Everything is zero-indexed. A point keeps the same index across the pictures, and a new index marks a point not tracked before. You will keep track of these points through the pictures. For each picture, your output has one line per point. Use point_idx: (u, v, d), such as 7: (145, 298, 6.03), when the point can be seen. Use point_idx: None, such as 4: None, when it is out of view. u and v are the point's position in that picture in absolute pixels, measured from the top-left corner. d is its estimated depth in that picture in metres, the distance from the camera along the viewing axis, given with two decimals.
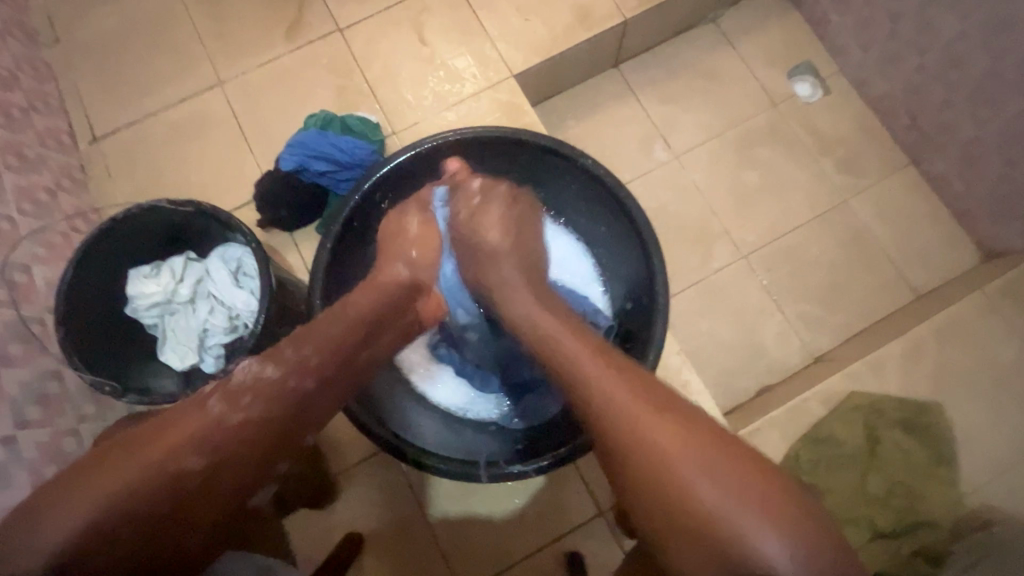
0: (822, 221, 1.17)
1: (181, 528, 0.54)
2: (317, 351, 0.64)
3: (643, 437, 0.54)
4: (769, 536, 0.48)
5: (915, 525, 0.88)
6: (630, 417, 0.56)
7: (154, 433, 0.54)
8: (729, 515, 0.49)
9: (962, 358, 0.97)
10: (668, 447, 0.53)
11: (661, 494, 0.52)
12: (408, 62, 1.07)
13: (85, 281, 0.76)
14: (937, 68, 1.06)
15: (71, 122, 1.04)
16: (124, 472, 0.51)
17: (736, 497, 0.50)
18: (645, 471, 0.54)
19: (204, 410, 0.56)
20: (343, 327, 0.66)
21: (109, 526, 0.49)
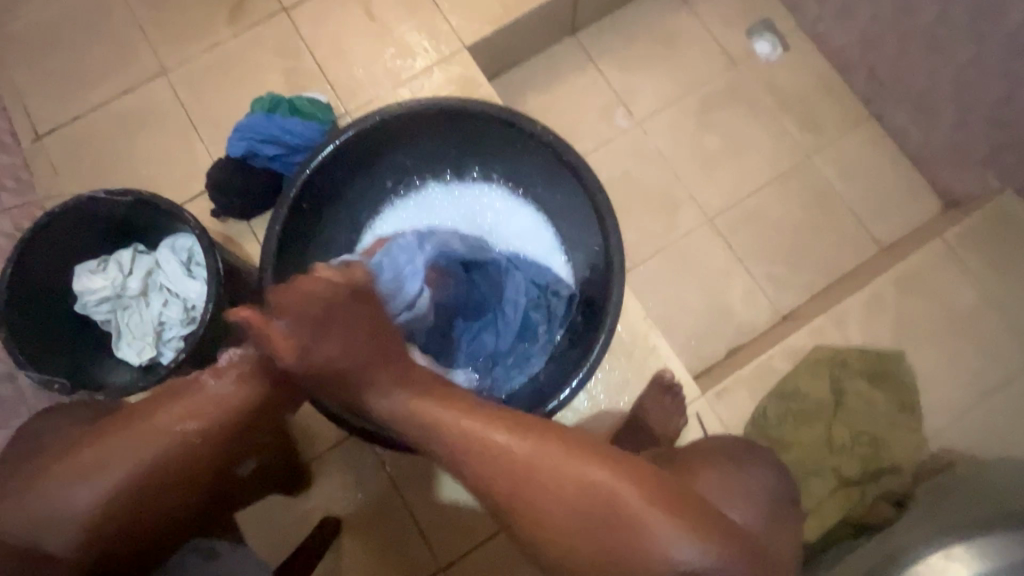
0: (785, 180, 1.16)
1: (177, 503, 0.58)
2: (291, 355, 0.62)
3: (540, 493, 0.52)
4: (676, 539, 0.52)
5: (879, 471, 0.90)
6: (522, 462, 0.53)
7: (139, 423, 0.56)
8: (639, 533, 0.52)
9: (918, 307, 1.00)
10: (553, 482, 0.52)
11: (571, 546, 0.52)
12: (357, 39, 1.04)
13: (27, 279, 0.75)
14: (890, 18, 1.05)
15: (11, 120, 1.00)
16: (106, 458, 0.55)
17: (640, 517, 0.52)
18: (553, 530, 0.52)
19: (180, 399, 0.57)
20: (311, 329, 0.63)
21: (131, 490, 0.55)
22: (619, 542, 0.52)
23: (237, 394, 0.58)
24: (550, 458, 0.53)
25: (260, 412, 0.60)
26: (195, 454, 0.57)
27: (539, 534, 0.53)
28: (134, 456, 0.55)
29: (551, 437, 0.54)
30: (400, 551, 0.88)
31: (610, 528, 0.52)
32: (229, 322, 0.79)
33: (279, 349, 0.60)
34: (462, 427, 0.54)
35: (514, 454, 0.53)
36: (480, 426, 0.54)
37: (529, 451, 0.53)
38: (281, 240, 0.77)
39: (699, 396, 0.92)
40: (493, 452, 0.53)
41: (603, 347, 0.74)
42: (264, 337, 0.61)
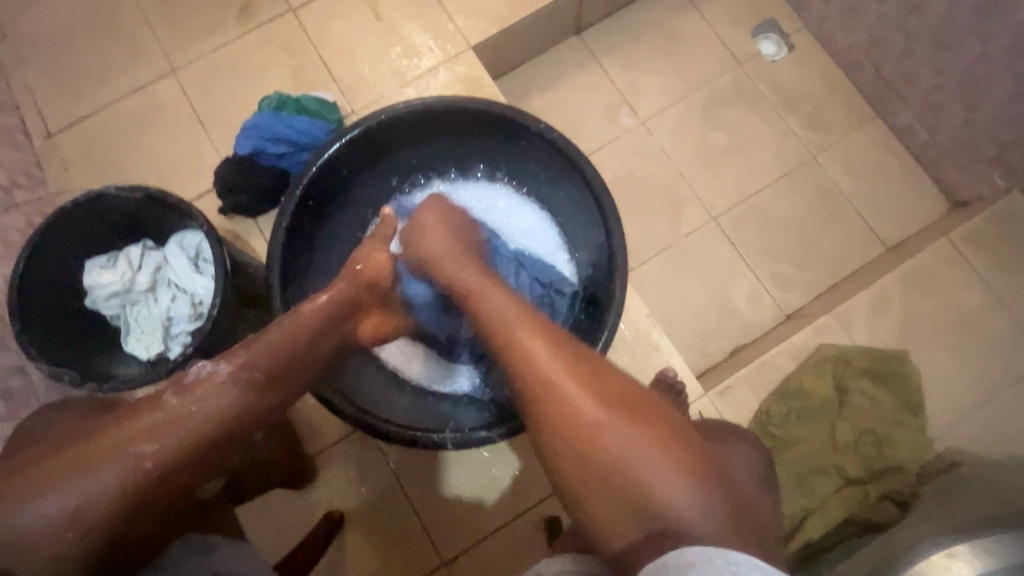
0: (789, 179, 1.16)
1: (145, 522, 0.55)
2: (262, 375, 0.61)
3: (563, 395, 0.57)
4: (677, 487, 0.53)
5: (883, 469, 0.90)
6: (553, 376, 0.58)
7: (105, 435, 0.55)
8: (638, 457, 0.54)
9: (924, 307, 1.00)
10: (579, 402, 0.57)
11: (580, 452, 0.56)
12: (363, 39, 1.05)
13: (38, 274, 0.76)
14: (897, 17, 1.05)
15: (23, 118, 1.02)
16: (69, 470, 0.52)
17: (640, 442, 0.55)
18: (565, 432, 0.56)
19: (148, 411, 0.57)
20: (290, 339, 0.64)
21: (96, 505, 0.52)
22: (619, 460, 0.54)
23: (208, 402, 0.58)
24: (579, 371, 0.58)
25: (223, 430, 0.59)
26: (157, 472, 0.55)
27: (549, 436, 0.58)
28: (90, 472, 0.52)
29: (582, 365, 0.59)
30: (403, 547, 0.89)
31: (613, 447, 0.55)
32: (235, 316, 0.80)
33: (244, 367, 0.61)
34: (510, 327, 0.62)
35: (544, 372, 0.58)
36: (522, 330, 0.62)
37: (561, 367, 0.59)
38: (287, 237, 0.78)
39: (702, 396, 0.92)
40: (537, 353, 0.60)
41: (606, 344, 0.74)
42: (236, 354, 0.62)
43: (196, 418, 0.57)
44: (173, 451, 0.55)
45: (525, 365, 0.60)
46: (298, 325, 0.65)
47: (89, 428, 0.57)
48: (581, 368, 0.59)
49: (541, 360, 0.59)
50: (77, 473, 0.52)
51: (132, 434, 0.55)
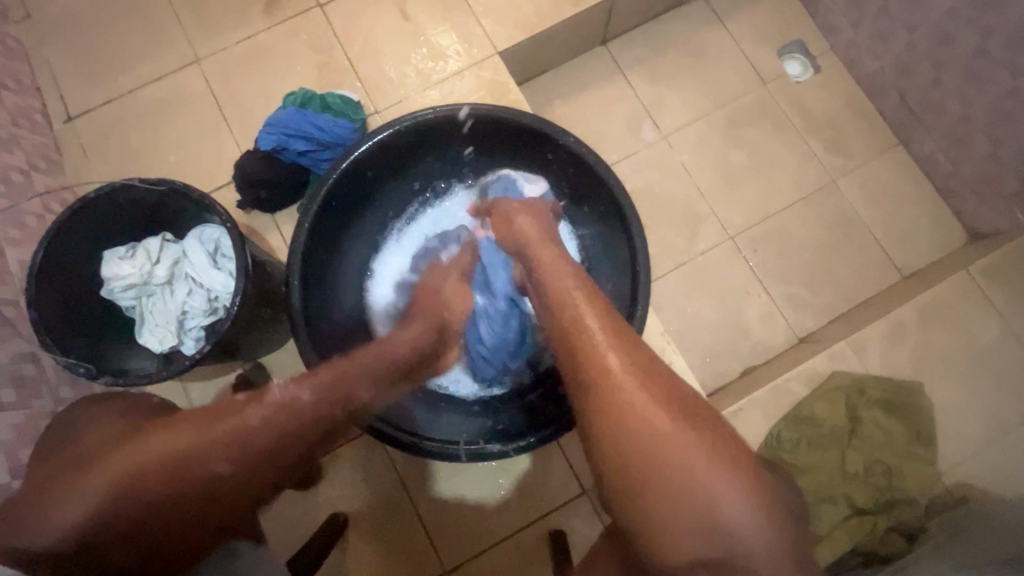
0: (809, 202, 1.16)
1: (202, 521, 0.59)
2: (339, 405, 0.65)
3: (641, 411, 0.57)
4: (739, 498, 0.54)
5: (892, 502, 0.91)
6: (620, 382, 0.59)
7: (177, 451, 0.55)
8: (699, 470, 0.55)
9: (940, 339, 0.99)
10: (648, 415, 0.57)
11: (645, 467, 0.56)
12: (390, 39, 1.04)
13: (55, 262, 0.76)
14: (927, 46, 1.04)
15: (44, 101, 1.01)
16: (139, 482, 0.53)
17: (709, 462, 0.55)
18: (637, 443, 0.56)
19: (222, 428, 0.58)
20: (362, 378, 0.67)
21: (159, 509, 0.55)
22: (689, 482, 0.54)
23: (282, 425, 0.61)
24: (643, 381, 0.59)
25: (288, 449, 0.62)
26: (211, 484, 0.57)
27: (614, 448, 0.57)
28: (158, 481, 0.54)
29: (645, 372, 0.60)
30: (407, 552, 0.89)
31: (683, 463, 0.55)
32: (252, 314, 0.79)
33: (322, 397, 0.64)
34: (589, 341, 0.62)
35: (612, 372, 0.59)
36: (599, 344, 0.62)
37: (621, 370, 0.60)
38: (309, 237, 0.78)
39: None
40: (600, 351, 0.61)
41: None
42: (317, 380, 0.64)
43: (266, 441, 0.60)
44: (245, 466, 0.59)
45: (590, 359, 0.61)
46: (373, 363, 0.69)
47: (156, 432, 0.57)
48: (644, 375, 0.60)
49: (603, 356, 0.61)
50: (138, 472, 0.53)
51: (204, 456, 0.56)
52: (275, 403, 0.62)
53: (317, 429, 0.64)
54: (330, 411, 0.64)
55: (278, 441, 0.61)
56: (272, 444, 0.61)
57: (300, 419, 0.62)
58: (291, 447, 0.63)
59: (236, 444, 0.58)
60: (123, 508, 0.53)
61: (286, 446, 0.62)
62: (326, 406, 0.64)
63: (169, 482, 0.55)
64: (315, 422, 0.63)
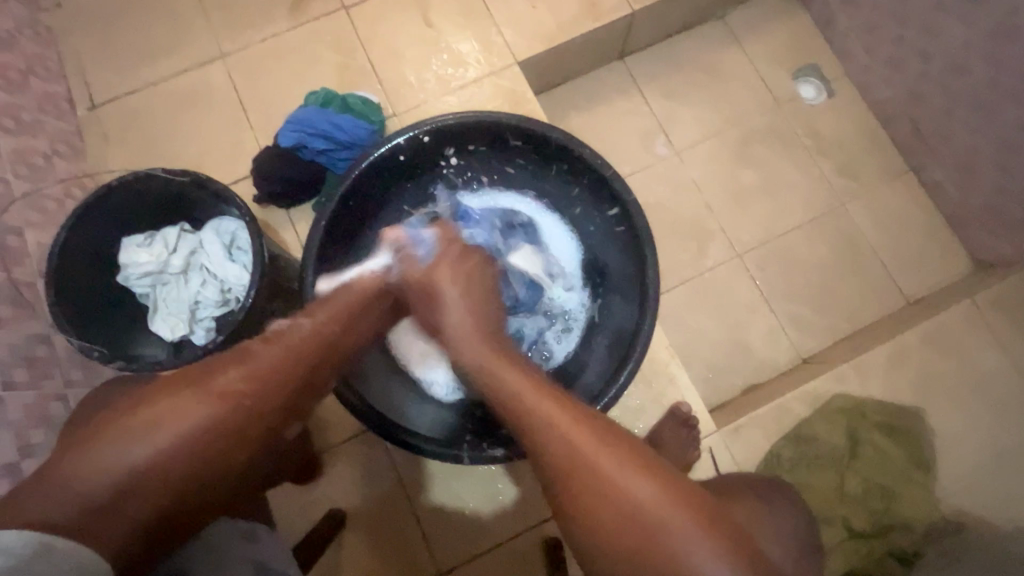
0: (817, 224, 1.17)
1: (227, 463, 0.58)
2: (334, 326, 0.69)
3: (603, 480, 0.55)
4: (711, 555, 0.52)
5: (889, 526, 0.91)
6: (578, 448, 0.57)
7: (193, 385, 0.59)
8: (668, 532, 0.53)
9: (943, 367, 1.00)
10: (609, 472, 0.55)
11: (616, 532, 0.54)
12: (412, 43, 1.06)
13: (76, 247, 0.77)
14: (941, 77, 1.06)
15: (69, 88, 1.03)
16: (159, 420, 0.56)
17: (677, 518, 0.53)
18: (597, 518, 0.55)
19: (234, 360, 0.61)
20: (350, 318, 0.71)
21: (176, 448, 0.55)
22: (659, 545, 0.52)
23: (287, 346, 0.64)
24: (599, 437, 0.57)
25: (295, 370, 0.64)
26: (235, 421, 0.59)
27: (586, 518, 0.55)
28: (180, 416, 0.56)
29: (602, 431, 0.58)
30: (403, 553, 0.89)
31: (648, 525, 0.53)
32: (264, 308, 0.80)
33: (320, 321, 0.68)
34: (533, 417, 0.59)
35: (567, 437, 0.57)
36: (546, 419, 0.59)
37: (580, 435, 0.57)
38: (324, 235, 0.79)
39: (713, 432, 0.92)
40: (552, 417, 0.59)
41: (631, 374, 0.75)
42: (310, 313, 0.69)
43: (272, 364, 0.62)
44: (258, 393, 0.61)
45: (541, 426, 0.58)
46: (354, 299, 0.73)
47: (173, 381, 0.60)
48: (600, 431, 0.58)
49: (555, 418, 0.59)
50: (157, 419, 0.56)
51: (218, 386, 0.59)
52: (279, 334, 0.65)
53: (322, 355, 0.67)
54: (331, 344, 0.68)
55: (286, 363, 0.63)
56: (277, 369, 0.63)
57: (303, 343, 0.66)
58: (300, 381, 0.64)
59: (247, 378, 0.60)
60: (150, 458, 0.54)
61: (295, 377, 0.64)
62: (326, 329, 0.68)
63: (188, 427, 0.56)
64: (318, 348, 0.66)
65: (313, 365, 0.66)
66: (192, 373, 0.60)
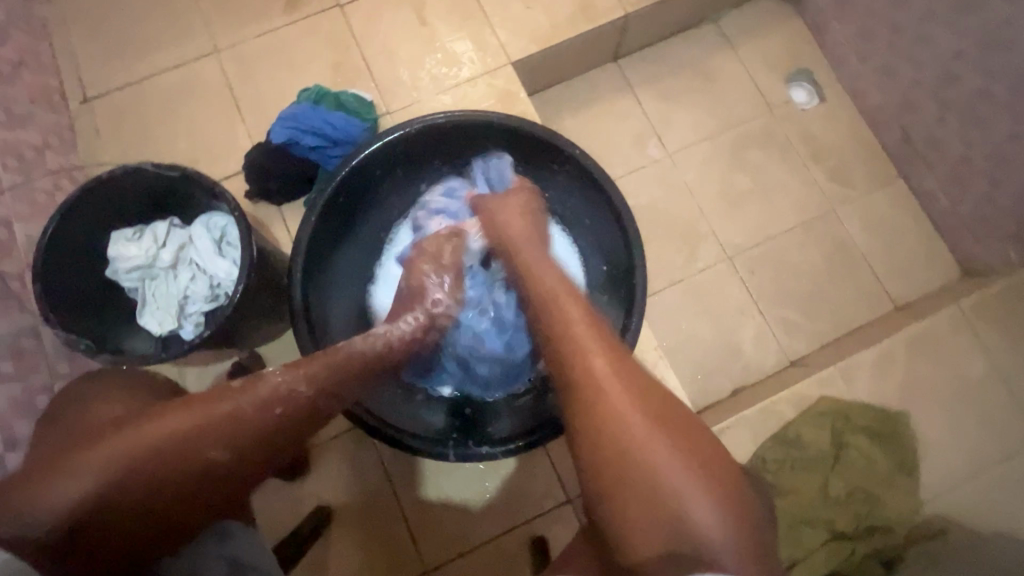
0: (807, 228, 1.18)
1: (195, 508, 0.60)
2: (328, 388, 0.67)
3: (615, 409, 0.59)
4: (698, 496, 0.55)
5: (872, 528, 0.92)
6: (600, 377, 0.61)
7: (172, 439, 0.57)
8: (663, 467, 0.56)
9: (929, 371, 1.01)
10: (622, 406, 0.59)
11: (616, 457, 0.58)
12: (406, 42, 1.06)
13: (64, 240, 0.77)
14: (931, 84, 1.07)
15: (61, 81, 1.03)
16: (134, 471, 0.55)
17: (677, 459, 0.57)
18: (602, 445, 0.59)
19: (218, 414, 0.60)
20: (347, 373, 0.69)
21: (151, 497, 0.56)
22: (653, 477, 0.56)
23: (275, 408, 0.63)
24: (620, 375, 0.62)
25: (279, 430, 0.64)
26: (209, 476, 0.59)
27: (591, 439, 0.59)
28: (155, 471, 0.55)
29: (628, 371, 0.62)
30: (389, 550, 0.89)
31: (645, 459, 0.57)
32: (253, 304, 0.80)
33: (314, 381, 0.66)
34: (584, 351, 0.64)
35: (591, 369, 0.62)
36: (596, 360, 0.63)
37: (605, 365, 0.62)
38: (315, 231, 0.79)
39: None
40: (583, 344, 0.64)
41: None
42: (307, 368, 0.66)
43: (258, 425, 0.62)
44: (237, 451, 0.60)
45: (572, 352, 0.64)
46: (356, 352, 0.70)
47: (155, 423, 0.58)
48: (624, 372, 0.62)
49: (586, 347, 0.64)
50: (130, 453, 0.55)
51: (198, 443, 0.58)
52: (270, 391, 0.63)
53: (308, 415, 0.66)
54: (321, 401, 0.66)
55: (269, 424, 0.62)
56: (261, 429, 0.62)
57: (292, 407, 0.64)
58: (281, 438, 0.64)
59: (228, 419, 0.60)
60: (120, 491, 0.54)
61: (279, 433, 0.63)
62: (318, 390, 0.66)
63: (161, 463, 0.56)
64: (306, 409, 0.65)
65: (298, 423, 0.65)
66: (177, 419, 0.58)
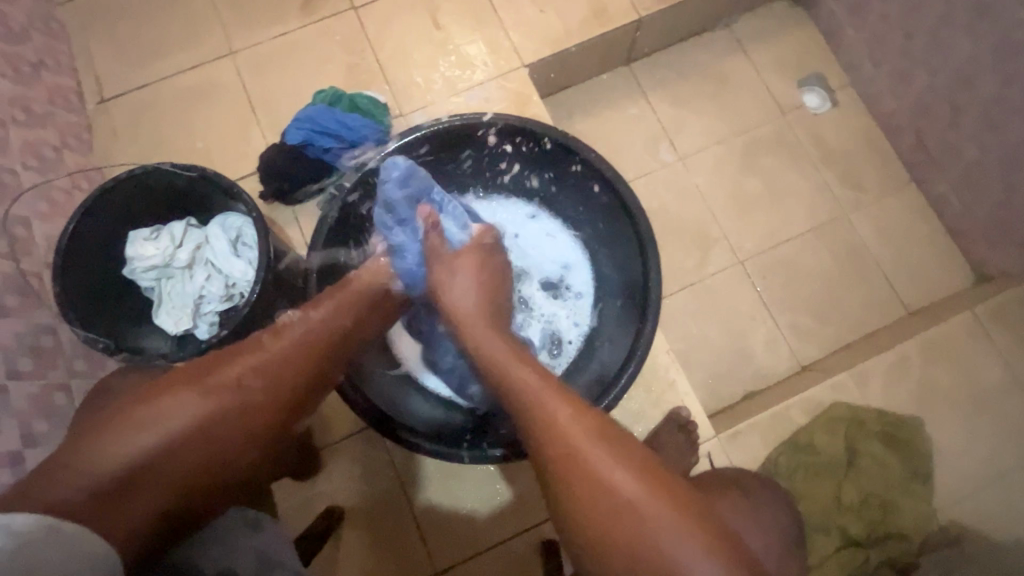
0: (820, 233, 1.17)
1: (239, 452, 0.63)
2: (347, 315, 0.72)
3: (598, 484, 0.58)
4: (692, 554, 0.55)
5: (885, 535, 0.92)
6: (579, 450, 0.60)
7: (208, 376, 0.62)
8: (655, 533, 0.56)
9: (943, 377, 1.00)
10: (606, 475, 0.58)
11: (607, 533, 0.57)
12: (420, 44, 1.07)
13: (83, 239, 0.78)
14: (945, 89, 1.06)
15: (80, 82, 1.04)
16: (177, 409, 0.59)
17: (665, 522, 0.57)
18: (592, 521, 0.58)
19: (246, 357, 0.65)
20: (359, 310, 0.74)
21: (194, 440, 0.59)
22: (643, 547, 0.56)
23: (300, 343, 0.68)
24: (596, 440, 0.60)
25: (308, 367, 0.68)
26: (249, 415, 0.63)
27: (579, 516, 0.59)
28: (196, 411, 0.60)
29: (604, 432, 0.61)
30: (400, 551, 0.89)
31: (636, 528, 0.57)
32: (268, 303, 0.81)
33: (334, 313, 0.72)
34: (557, 423, 0.61)
35: (569, 438, 0.60)
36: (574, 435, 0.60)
37: (582, 436, 0.60)
38: (330, 232, 0.80)
39: (712, 437, 0.92)
40: (555, 413, 0.62)
41: (631, 377, 0.75)
42: (324, 302, 0.72)
43: (285, 358, 0.66)
44: (269, 388, 0.65)
45: (545, 427, 0.61)
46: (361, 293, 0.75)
47: (193, 369, 0.63)
48: (599, 435, 0.61)
49: (561, 416, 0.61)
50: (165, 413, 0.59)
51: (230, 382, 0.63)
52: (292, 327, 0.69)
53: (333, 350, 0.71)
54: (342, 333, 0.71)
55: (297, 362, 0.67)
56: (288, 366, 0.67)
57: (316, 339, 0.69)
58: (310, 378, 0.68)
59: (260, 372, 0.64)
60: (159, 450, 0.58)
61: (307, 371, 0.68)
62: (338, 321, 0.72)
63: (195, 421, 0.60)
64: (330, 343, 0.70)
65: (324, 360, 0.70)
66: (210, 365, 0.64)
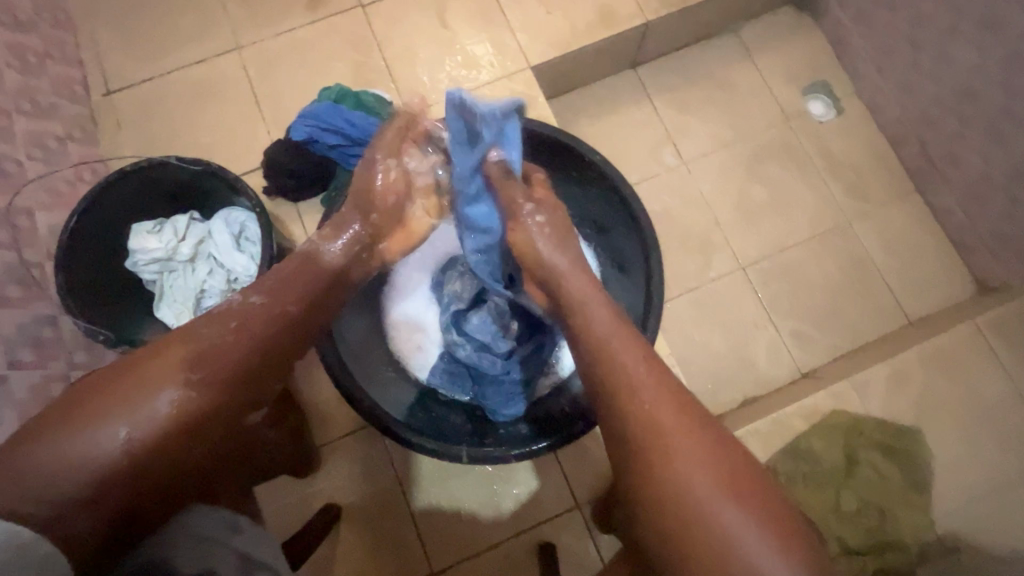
0: (823, 240, 1.17)
1: (186, 451, 0.57)
2: (300, 303, 0.64)
3: (664, 451, 0.54)
4: (762, 544, 0.50)
5: (883, 545, 0.92)
6: (654, 419, 0.56)
7: (140, 371, 0.55)
8: (723, 516, 0.51)
9: (942, 387, 1.00)
10: (676, 446, 0.54)
11: (668, 501, 0.53)
12: (427, 43, 1.07)
13: (85, 231, 0.78)
14: (951, 100, 1.07)
15: (85, 74, 1.04)
16: (110, 408, 0.53)
17: (733, 500, 0.52)
18: (653, 488, 0.54)
19: (184, 344, 0.58)
20: (317, 284, 0.67)
21: (139, 443, 0.53)
22: (708, 524, 0.51)
23: (245, 330, 0.60)
24: (677, 411, 0.56)
25: (259, 357, 0.61)
26: (194, 410, 0.56)
27: (642, 478, 0.55)
28: (130, 410, 0.53)
29: (686, 407, 0.57)
30: (396, 552, 0.89)
31: (703, 502, 0.52)
32: None
33: (279, 296, 0.63)
34: (631, 382, 0.58)
35: (642, 402, 0.57)
36: (672, 433, 0.55)
37: (654, 403, 0.57)
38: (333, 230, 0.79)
39: None
40: (630, 377, 0.59)
41: None
42: (269, 286, 0.63)
43: (228, 349, 0.59)
44: (212, 379, 0.58)
45: (626, 387, 0.58)
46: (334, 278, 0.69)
47: (127, 364, 0.56)
48: (677, 409, 0.57)
49: (638, 377, 0.58)
50: (105, 425, 0.52)
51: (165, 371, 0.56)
52: (232, 311, 0.61)
53: (290, 335, 0.64)
54: (291, 318, 0.64)
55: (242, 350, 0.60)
56: (234, 355, 0.59)
57: (266, 324, 0.62)
58: (262, 367, 0.62)
59: (201, 362, 0.57)
60: (103, 460, 0.51)
61: (257, 361, 0.61)
62: (288, 308, 0.64)
63: (145, 424, 0.53)
64: (283, 328, 0.63)
65: (279, 346, 0.63)
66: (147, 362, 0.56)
